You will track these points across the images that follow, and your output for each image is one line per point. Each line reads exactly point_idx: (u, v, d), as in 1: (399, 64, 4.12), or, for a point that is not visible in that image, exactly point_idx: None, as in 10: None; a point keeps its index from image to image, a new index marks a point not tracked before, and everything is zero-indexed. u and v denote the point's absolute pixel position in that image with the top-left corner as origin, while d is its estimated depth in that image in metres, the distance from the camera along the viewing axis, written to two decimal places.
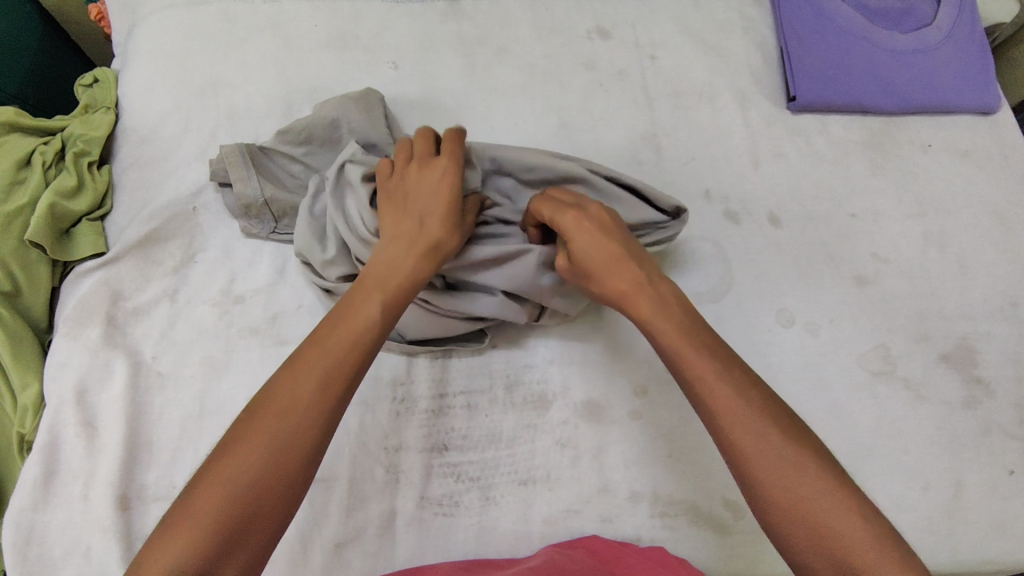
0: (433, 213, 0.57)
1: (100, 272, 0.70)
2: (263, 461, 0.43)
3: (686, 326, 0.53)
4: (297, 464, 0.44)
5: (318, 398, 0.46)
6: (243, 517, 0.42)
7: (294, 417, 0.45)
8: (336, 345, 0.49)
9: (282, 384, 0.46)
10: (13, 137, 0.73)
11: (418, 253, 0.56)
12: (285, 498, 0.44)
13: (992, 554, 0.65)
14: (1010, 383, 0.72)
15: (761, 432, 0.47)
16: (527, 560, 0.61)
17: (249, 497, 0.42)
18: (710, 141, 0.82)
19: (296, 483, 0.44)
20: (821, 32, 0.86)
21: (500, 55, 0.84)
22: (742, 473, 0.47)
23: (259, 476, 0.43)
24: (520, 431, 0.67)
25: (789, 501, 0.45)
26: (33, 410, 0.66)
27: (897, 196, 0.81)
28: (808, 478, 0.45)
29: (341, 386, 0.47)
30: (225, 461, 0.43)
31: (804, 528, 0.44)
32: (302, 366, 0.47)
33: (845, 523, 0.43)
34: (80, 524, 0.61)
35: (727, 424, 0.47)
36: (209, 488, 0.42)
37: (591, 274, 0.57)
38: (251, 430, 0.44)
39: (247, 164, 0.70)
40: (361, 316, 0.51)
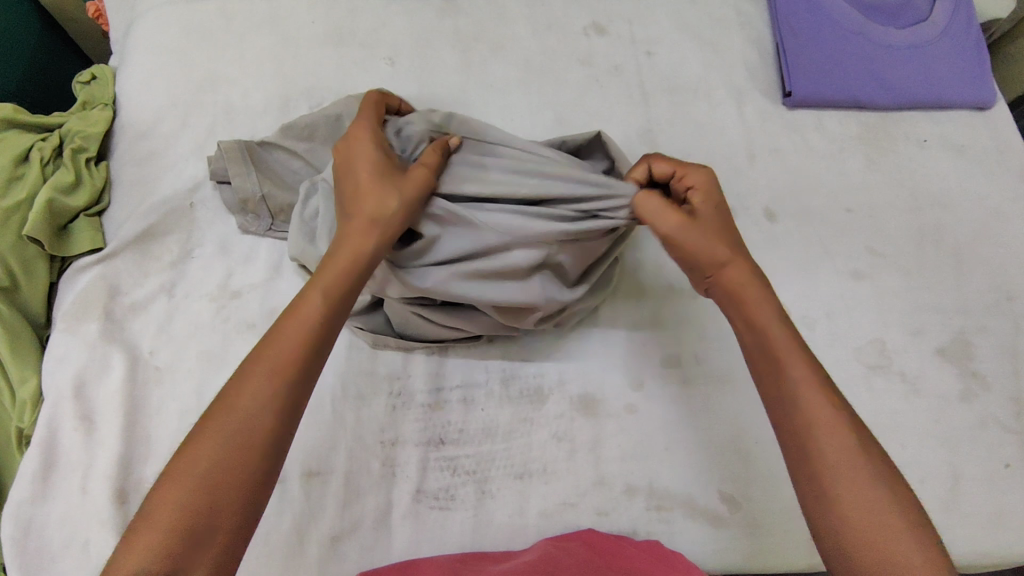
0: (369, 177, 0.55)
1: (98, 267, 0.70)
2: (214, 451, 0.43)
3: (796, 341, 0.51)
4: (259, 455, 0.44)
5: (272, 386, 0.46)
6: (204, 509, 0.41)
7: (247, 406, 0.45)
8: (286, 333, 0.48)
9: (239, 375, 0.46)
10: (12, 133, 0.73)
11: (359, 226, 0.53)
12: (237, 493, 0.42)
13: (988, 547, 0.65)
14: (1006, 377, 0.72)
15: (850, 456, 0.46)
16: (523, 553, 0.61)
17: (207, 490, 0.42)
18: (706, 137, 0.82)
19: (254, 474, 0.43)
20: (817, 28, 0.86)
21: (496, 51, 0.84)
22: (818, 489, 0.46)
23: (219, 468, 0.42)
24: (516, 424, 0.67)
25: (864, 527, 0.44)
26: (31, 405, 0.66)
27: (893, 191, 0.81)
28: (876, 489, 0.45)
29: (291, 373, 0.46)
30: (181, 462, 0.43)
31: (872, 557, 0.43)
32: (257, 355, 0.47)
33: (908, 538, 0.43)
34: (78, 517, 0.61)
35: (821, 447, 0.47)
36: (172, 482, 0.42)
37: (728, 242, 0.55)
38: (208, 420, 0.44)
39: (246, 160, 0.71)
40: (308, 303, 0.49)
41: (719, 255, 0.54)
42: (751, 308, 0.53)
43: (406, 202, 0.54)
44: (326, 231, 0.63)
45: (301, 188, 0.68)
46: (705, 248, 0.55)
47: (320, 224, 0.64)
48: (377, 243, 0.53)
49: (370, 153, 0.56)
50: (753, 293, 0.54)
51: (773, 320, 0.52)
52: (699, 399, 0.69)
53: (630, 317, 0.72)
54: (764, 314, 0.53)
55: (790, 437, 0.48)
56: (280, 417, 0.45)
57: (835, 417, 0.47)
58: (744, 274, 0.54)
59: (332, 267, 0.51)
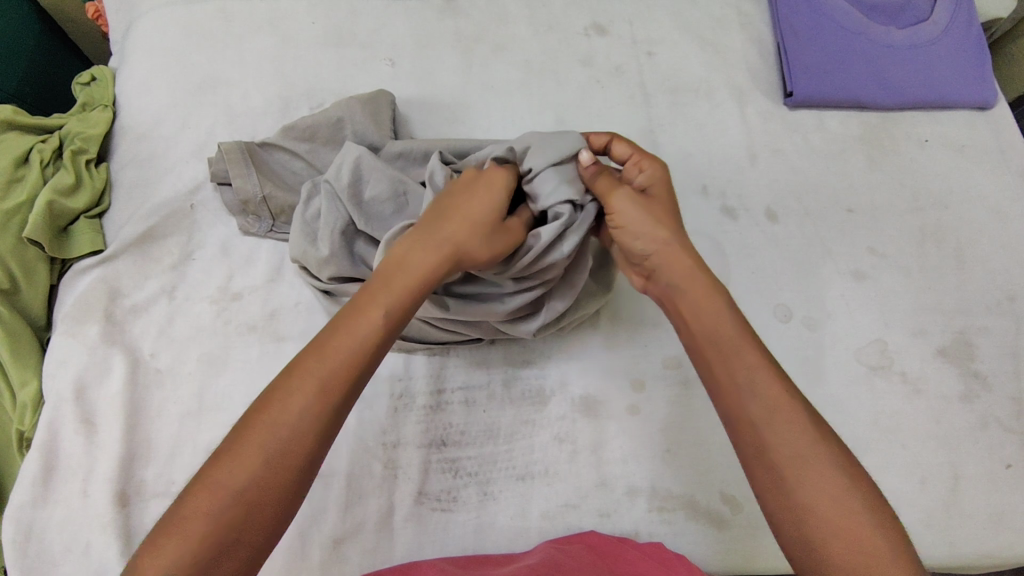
0: (478, 213, 0.55)
1: (98, 269, 0.70)
2: (254, 462, 0.42)
3: (737, 330, 0.51)
4: (296, 474, 0.43)
5: (316, 405, 0.45)
6: (238, 521, 0.41)
7: (287, 423, 0.43)
8: (339, 350, 0.46)
9: (283, 386, 0.45)
10: (11, 135, 0.73)
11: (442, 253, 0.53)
12: (271, 508, 0.42)
13: (989, 548, 0.65)
14: (1007, 377, 0.72)
15: (794, 427, 0.47)
16: (525, 556, 0.61)
17: (241, 502, 0.41)
18: (707, 137, 0.82)
19: (287, 490, 0.43)
20: (818, 27, 0.86)
21: (497, 51, 0.84)
22: (777, 474, 0.46)
23: (256, 480, 0.42)
24: (518, 426, 0.67)
25: (823, 508, 0.44)
26: (32, 407, 0.66)
27: (894, 191, 0.81)
28: (839, 480, 0.45)
29: (341, 391, 0.45)
30: (215, 471, 0.42)
31: (834, 540, 0.43)
32: (305, 366, 0.46)
33: (872, 523, 0.43)
34: (80, 521, 0.61)
35: (761, 427, 0.47)
36: (206, 490, 0.41)
37: (655, 215, 0.57)
38: (252, 428, 0.43)
39: (246, 162, 0.70)
40: (366, 319, 0.48)
41: (660, 234, 0.56)
42: (702, 296, 0.53)
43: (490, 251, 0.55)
44: (329, 234, 0.64)
45: (302, 189, 0.68)
46: (646, 230, 0.57)
47: (322, 225, 0.65)
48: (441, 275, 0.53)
49: (486, 195, 0.56)
50: (696, 284, 0.54)
51: (722, 307, 0.53)
52: (701, 399, 0.69)
53: (631, 317, 0.72)
54: (714, 304, 0.53)
55: (746, 432, 0.48)
56: (324, 436, 0.45)
57: (794, 409, 0.47)
58: (676, 265, 0.55)
59: (395, 291, 0.50)
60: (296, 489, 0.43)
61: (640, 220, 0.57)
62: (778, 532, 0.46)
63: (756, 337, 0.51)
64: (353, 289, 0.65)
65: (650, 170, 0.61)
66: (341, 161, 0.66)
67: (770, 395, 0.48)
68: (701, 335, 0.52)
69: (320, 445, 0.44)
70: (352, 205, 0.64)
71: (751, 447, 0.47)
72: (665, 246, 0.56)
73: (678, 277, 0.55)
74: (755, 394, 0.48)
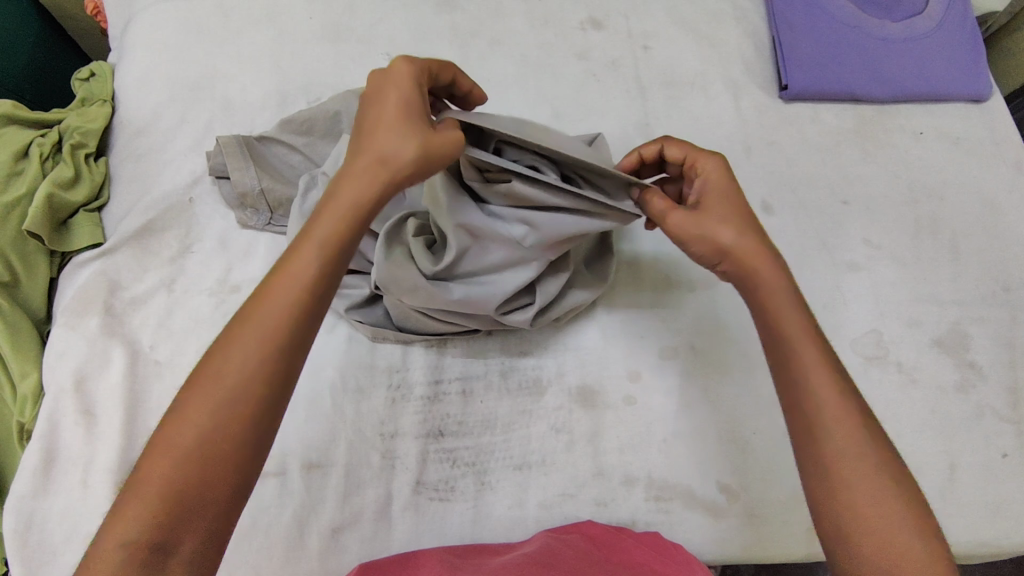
0: (384, 113, 0.49)
1: (98, 261, 0.70)
2: (202, 419, 0.42)
3: (803, 330, 0.50)
4: (247, 425, 0.43)
5: (260, 352, 0.44)
6: (193, 481, 0.41)
7: (230, 376, 0.43)
8: (272, 293, 0.45)
9: (224, 342, 0.44)
10: (11, 129, 0.73)
11: (360, 164, 0.48)
12: (227, 462, 0.42)
13: (984, 536, 0.66)
14: (1001, 367, 0.73)
15: (847, 426, 0.47)
16: (523, 545, 0.61)
17: (194, 461, 0.42)
18: (703, 130, 0.83)
19: (242, 444, 0.43)
20: (813, 21, 0.87)
21: (493, 46, 0.85)
22: (827, 466, 0.46)
23: (206, 437, 0.42)
24: (515, 416, 0.67)
25: (868, 507, 0.45)
26: (32, 399, 0.66)
27: (888, 183, 0.82)
28: (883, 483, 0.45)
29: (280, 334, 0.44)
30: (165, 434, 0.42)
31: (876, 539, 0.44)
32: (244, 318, 0.45)
33: (913, 529, 0.44)
34: (79, 510, 0.61)
35: (816, 420, 0.47)
36: (160, 454, 0.42)
37: (721, 216, 0.55)
38: (197, 386, 0.43)
39: (245, 156, 0.71)
40: (300, 258, 0.46)
41: (721, 240, 0.54)
42: (773, 294, 0.52)
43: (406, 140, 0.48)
44: None
45: (300, 182, 0.69)
46: (703, 239, 0.55)
47: None
48: (378, 189, 0.48)
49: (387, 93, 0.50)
50: (764, 273, 0.53)
51: (782, 287, 0.52)
52: (697, 390, 0.69)
53: (628, 309, 0.73)
54: (779, 304, 0.52)
55: (800, 420, 0.48)
56: (272, 385, 0.44)
57: (844, 408, 0.47)
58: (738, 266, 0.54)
59: (327, 218, 0.47)
60: (251, 444, 0.43)
61: (696, 230, 0.55)
62: (813, 517, 0.48)
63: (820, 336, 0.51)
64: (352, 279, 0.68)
65: (708, 171, 0.59)
66: (339, 150, 0.67)
67: (824, 393, 0.48)
68: (764, 333, 0.52)
69: (270, 390, 0.44)
70: None
71: (800, 436, 0.48)
72: (727, 253, 0.54)
73: (745, 281, 0.54)
74: (805, 389, 0.48)
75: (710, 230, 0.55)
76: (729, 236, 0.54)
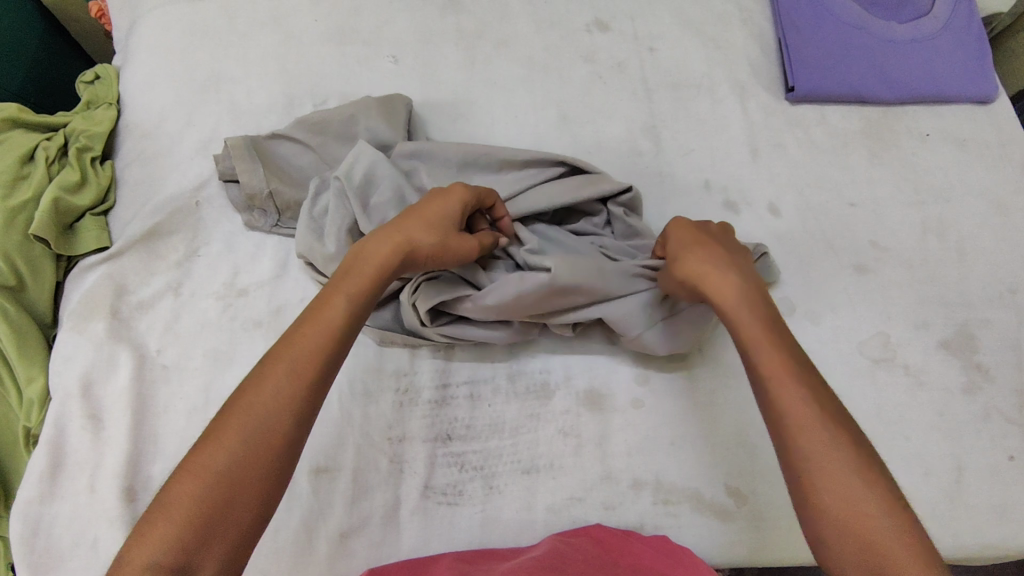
0: (438, 213, 0.59)
1: (103, 266, 0.70)
2: (234, 446, 0.45)
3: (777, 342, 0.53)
4: (275, 457, 0.45)
5: (290, 386, 0.47)
6: (221, 504, 0.43)
7: (263, 405, 0.46)
8: (301, 336, 0.50)
9: (256, 374, 0.48)
10: (16, 134, 0.73)
11: (392, 238, 0.56)
12: (255, 488, 0.44)
13: (994, 539, 0.65)
14: (1009, 370, 0.73)
15: (816, 433, 0.48)
16: (532, 549, 0.61)
17: (224, 484, 0.44)
18: (708, 132, 0.82)
19: (270, 472, 0.45)
20: (818, 22, 0.87)
21: (499, 48, 0.85)
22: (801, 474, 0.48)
23: (237, 463, 0.44)
24: (523, 420, 0.67)
25: (846, 514, 0.46)
26: (39, 404, 0.66)
27: (894, 184, 0.81)
28: (852, 484, 0.46)
29: (311, 373, 0.48)
30: (197, 456, 0.44)
31: (851, 540, 0.45)
32: (275, 357, 0.49)
33: (886, 526, 0.45)
34: (87, 516, 0.61)
35: (788, 429, 0.49)
36: (188, 477, 0.44)
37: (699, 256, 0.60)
38: (230, 413, 0.46)
39: (252, 158, 0.71)
40: (330, 307, 0.51)
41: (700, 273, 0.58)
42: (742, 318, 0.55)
43: (439, 246, 0.57)
44: (334, 232, 0.65)
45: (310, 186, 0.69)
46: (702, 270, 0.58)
47: (330, 223, 0.66)
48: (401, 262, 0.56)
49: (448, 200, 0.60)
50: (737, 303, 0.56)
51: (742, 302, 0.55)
52: (704, 392, 0.69)
53: None
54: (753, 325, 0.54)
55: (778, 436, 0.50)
56: (297, 420, 0.47)
57: (807, 413, 0.48)
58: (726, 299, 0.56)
59: (353, 278, 0.53)
60: (272, 477, 0.45)
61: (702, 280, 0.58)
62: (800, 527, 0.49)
63: (782, 338, 0.53)
64: None
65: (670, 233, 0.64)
66: (354, 152, 0.68)
67: (788, 402, 0.49)
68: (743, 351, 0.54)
69: (295, 424, 0.47)
70: (358, 206, 0.65)
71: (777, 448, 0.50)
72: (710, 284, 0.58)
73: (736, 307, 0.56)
74: (777, 406, 0.49)
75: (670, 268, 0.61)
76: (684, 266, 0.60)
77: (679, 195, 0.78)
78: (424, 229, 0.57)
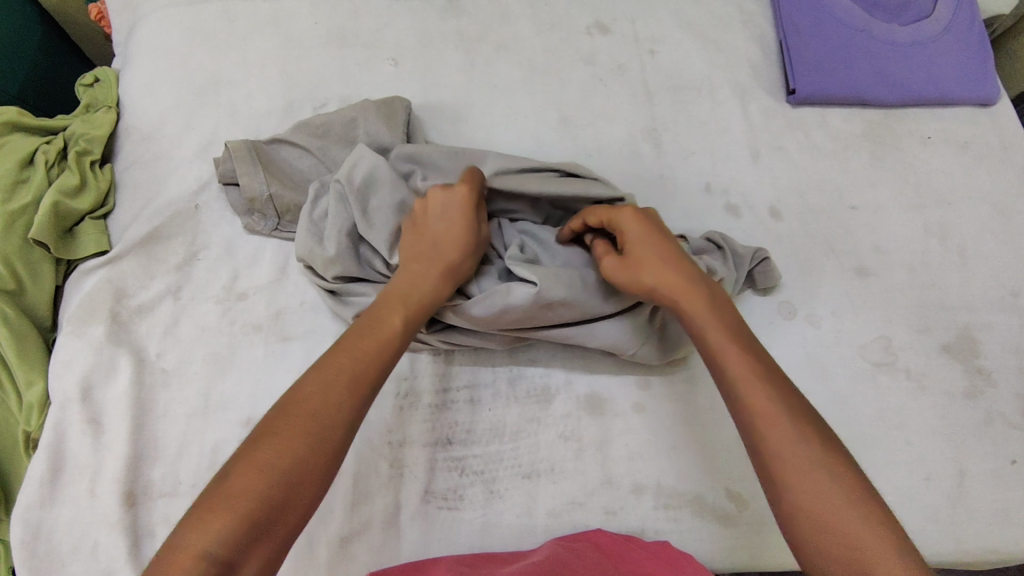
0: (468, 230, 0.61)
1: (103, 270, 0.70)
2: (299, 444, 0.46)
3: (748, 348, 0.53)
4: (335, 462, 0.47)
5: (353, 395, 0.50)
6: (281, 500, 0.44)
7: (330, 408, 0.48)
8: (360, 347, 0.52)
9: (319, 376, 0.50)
10: (15, 137, 0.73)
11: (437, 261, 0.59)
12: (315, 489, 0.46)
13: (997, 544, 0.65)
14: (1011, 373, 0.72)
15: (782, 429, 0.48)
16: (532, 553, 0.61)
17: (287, 481, 0.45)
18: (709, 135, 0.82)
19: (331, 475, 0.47)
20: (819, 24, 0.86)
21: (499, 51, 0.84)
22: (773, 471, 0.47)
23: (301, 462, 0.46)
24: (523, 424, 0.67)
25: (817, 508, 0.45)
26: (38, 408, 0.66)
27: (895, 187, 0.81)
28: (823, 479, 0.46)
29: (372, 386, 0.51)
30: (261, 449, 0.45)
31: (824, 536, 0.45)
32: (332, 362, 0.51)
33: (858, 521, 0.44)
34: (87, 521, 0.61)
35: (756, 426, 0.49)
36: (251, 469, 0.44)
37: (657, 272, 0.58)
38: (294, 411, 0.47)
39: (254, 161, 0.71)
40: (390, 326, 0.55)
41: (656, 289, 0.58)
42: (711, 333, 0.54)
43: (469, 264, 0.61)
44: (335, 234, 0.65)
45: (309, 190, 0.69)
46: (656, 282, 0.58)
47: (330, 226, 0.66)
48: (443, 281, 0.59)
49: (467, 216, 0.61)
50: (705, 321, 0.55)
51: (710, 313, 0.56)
52: (705, 397, 0.69)
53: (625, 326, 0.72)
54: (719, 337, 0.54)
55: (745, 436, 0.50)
56: (356, 430, 0.49)
57: (768, 410, 0.49)
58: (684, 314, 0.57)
59: (411, 301, 0.57)
60: (325, 482, 0.47)
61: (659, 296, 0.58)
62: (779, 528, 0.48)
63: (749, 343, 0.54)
64: (359, 289, 0.66)
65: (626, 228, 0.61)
66: (358, 154, 0.67)
67: (754, 401, 0.49)
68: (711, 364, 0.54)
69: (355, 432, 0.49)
70: (358, 209, 0.65)
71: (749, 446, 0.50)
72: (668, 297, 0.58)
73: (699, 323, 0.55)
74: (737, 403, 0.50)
75: (638, 276, 0.59)
76: (653, 278, 0.58)
77: (680, 198, 0.78)
78: (456, 247, 0.60)
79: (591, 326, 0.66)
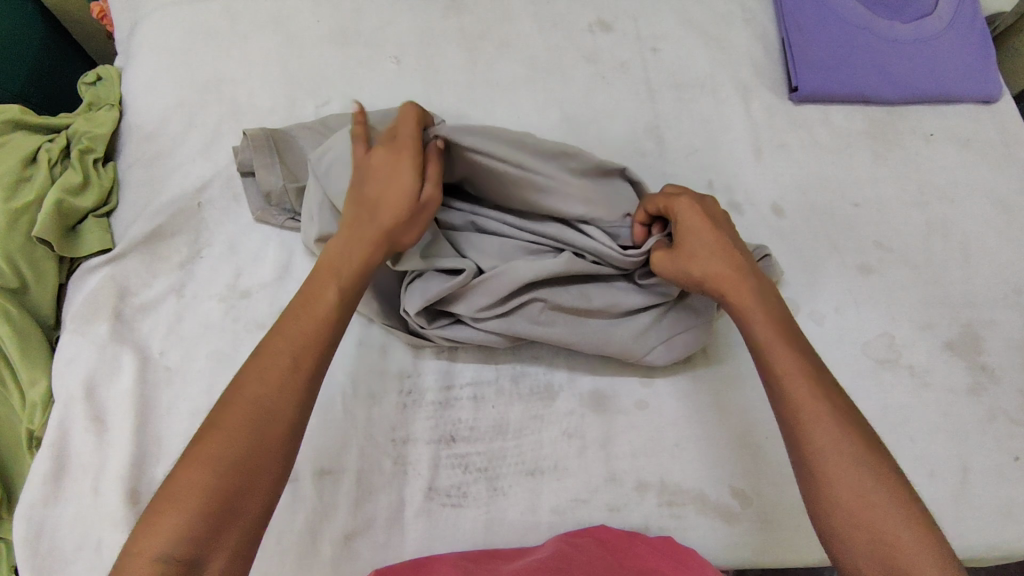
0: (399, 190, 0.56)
1: (106, 268, 0.70)
2: (241, 433, 0.46)
3: (793, 348, 0.53)
4: (283, 443, 0.47)
5: (293, 372, 0.49)
6: (231, 489, 0.44)
7: (268, 392, 0.48)
8: (299, 327, 0.51)
9: (258, 363, 0.49)
10: (19, 136, 0.73)
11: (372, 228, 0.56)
12: (266, 472, 0.46)
13: (1001, 541, 0.65)
14: (1014, 370, 0.72)
15: (825, 426, 0.48)
16: (536, 550, 0.61)
17: (234, 470, 0.45)
18: (712, 133, 0.82)
19: (281, 454, 0.47)
20: (822, 21, 0.86)
21: (501, 48, 0.84)
22: (812, 467, 0.48)
23: (245, 449, 0.45)
24: (527, 421, 0.67)
25: (855, 506, 0.46)
26: (43, 406, 0.66)
27: (897, 184, 0.81)
28: (862, 478, 0.46)
29: (313, 357, 0.50)
30: (203, 443, 0.45)
31: (862, 535, 0.45)
32: (273, 344, 0.50)
33: (896, 518, 0.45)
34: (91, 518, 0.61)
35: (798, 421, 0.49)
36: (197, 465, 0.44)
37: (713, 263, 0.58)
38: (233, 401, 0.47)
39: (270, 151, 0.72)
40: (324, 296, 0.53)
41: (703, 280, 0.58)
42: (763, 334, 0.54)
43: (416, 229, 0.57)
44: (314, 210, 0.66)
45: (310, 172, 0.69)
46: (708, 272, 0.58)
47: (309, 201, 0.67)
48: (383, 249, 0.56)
49: (400, 173, 0.57)
50: (756, 320, 0.55)
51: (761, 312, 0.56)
52: (707, 393, 0.69)
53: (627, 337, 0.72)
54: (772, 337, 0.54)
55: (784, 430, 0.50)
56: (301, 403, 0.49)
57: (814, 407, 0.49)
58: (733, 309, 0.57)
59: (344, 265, 0.55)
60: (278, 463, 0.47)
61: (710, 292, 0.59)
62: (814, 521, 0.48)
63: (793, 341, 0.54)
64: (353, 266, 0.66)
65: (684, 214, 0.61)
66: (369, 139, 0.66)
67: (797, 400, 0.50)
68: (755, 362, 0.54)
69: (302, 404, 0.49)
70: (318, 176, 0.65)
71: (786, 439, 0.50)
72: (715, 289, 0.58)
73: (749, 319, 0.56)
74: (782, 391, 0.51)
75: (686, 266, 0.59)
76: (703, 270, 0.58)
77: None
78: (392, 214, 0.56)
79: (614, 325, 0.66)
